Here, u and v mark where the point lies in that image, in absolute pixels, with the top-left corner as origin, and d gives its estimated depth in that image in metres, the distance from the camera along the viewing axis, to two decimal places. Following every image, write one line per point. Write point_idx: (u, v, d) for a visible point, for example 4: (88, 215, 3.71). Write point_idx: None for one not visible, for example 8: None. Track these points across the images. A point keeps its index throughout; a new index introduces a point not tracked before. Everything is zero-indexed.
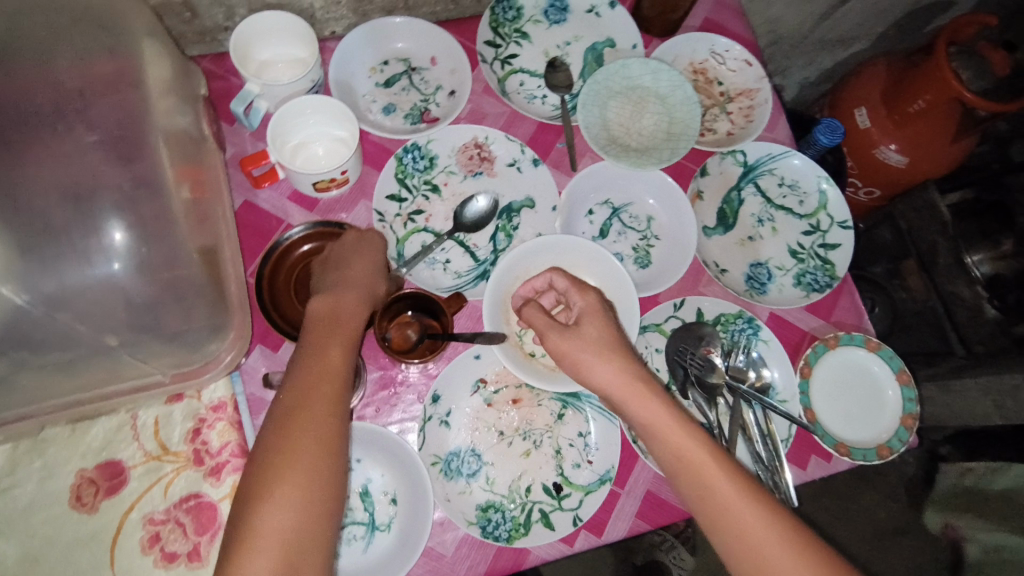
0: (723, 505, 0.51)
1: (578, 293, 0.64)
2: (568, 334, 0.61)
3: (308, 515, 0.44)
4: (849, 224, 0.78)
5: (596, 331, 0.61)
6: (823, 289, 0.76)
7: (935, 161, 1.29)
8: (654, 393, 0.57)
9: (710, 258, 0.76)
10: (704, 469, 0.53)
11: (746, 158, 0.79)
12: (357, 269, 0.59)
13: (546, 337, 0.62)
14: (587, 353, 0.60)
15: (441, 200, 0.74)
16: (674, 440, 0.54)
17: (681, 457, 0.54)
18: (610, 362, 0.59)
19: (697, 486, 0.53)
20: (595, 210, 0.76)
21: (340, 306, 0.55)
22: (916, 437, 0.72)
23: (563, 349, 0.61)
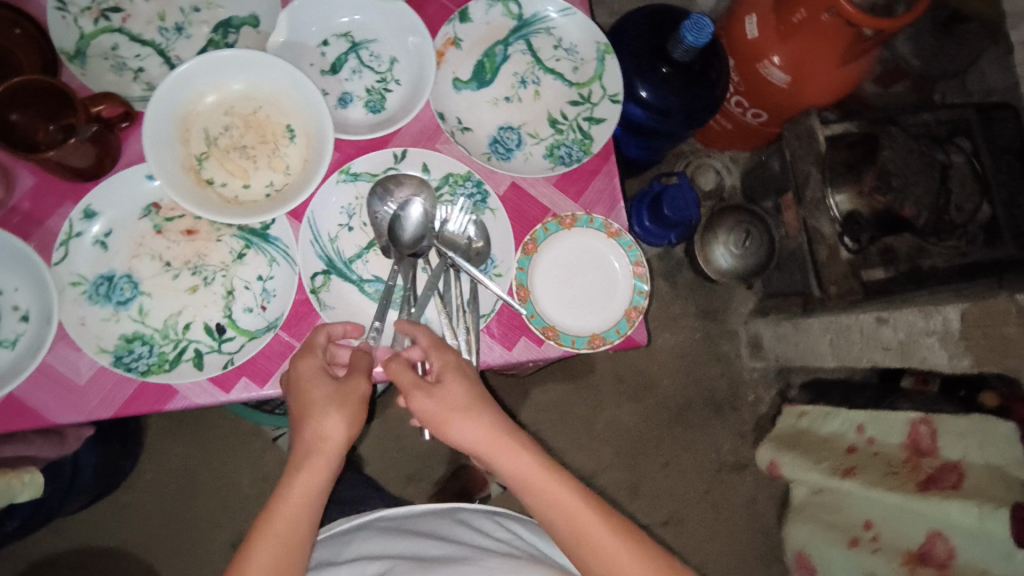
0: (575, 519, 0.58)
1: (434, 355, 0.60)
2: (433, 398, 0.58)
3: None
4: (619, 97, 0.71)
5: (461, 390, 0.59)
6: (572, 163, 0.69)
7: (821, 84, 1.19)
8: (513, 440, 0.60)
9: (453, 113, 0.69)
10: (553, 488, 0.59)
11: (520, 10, 0.71)
12: (319, 411, 0.58)
13: (408, 399, 0.59)
14: (448, 409, 0.58)
15: (147, 2, 0.65)
16: (527, 471, 0.59)
17: (525, 481, 0.59)
18: (471, 420, 0.59)
19: (547, 501, 0.58)
20: (329, 40, 0.67)
21: (315, 457, 0.58)
22: (640, 331, 0.68)
23: (425, 410, 0.59)
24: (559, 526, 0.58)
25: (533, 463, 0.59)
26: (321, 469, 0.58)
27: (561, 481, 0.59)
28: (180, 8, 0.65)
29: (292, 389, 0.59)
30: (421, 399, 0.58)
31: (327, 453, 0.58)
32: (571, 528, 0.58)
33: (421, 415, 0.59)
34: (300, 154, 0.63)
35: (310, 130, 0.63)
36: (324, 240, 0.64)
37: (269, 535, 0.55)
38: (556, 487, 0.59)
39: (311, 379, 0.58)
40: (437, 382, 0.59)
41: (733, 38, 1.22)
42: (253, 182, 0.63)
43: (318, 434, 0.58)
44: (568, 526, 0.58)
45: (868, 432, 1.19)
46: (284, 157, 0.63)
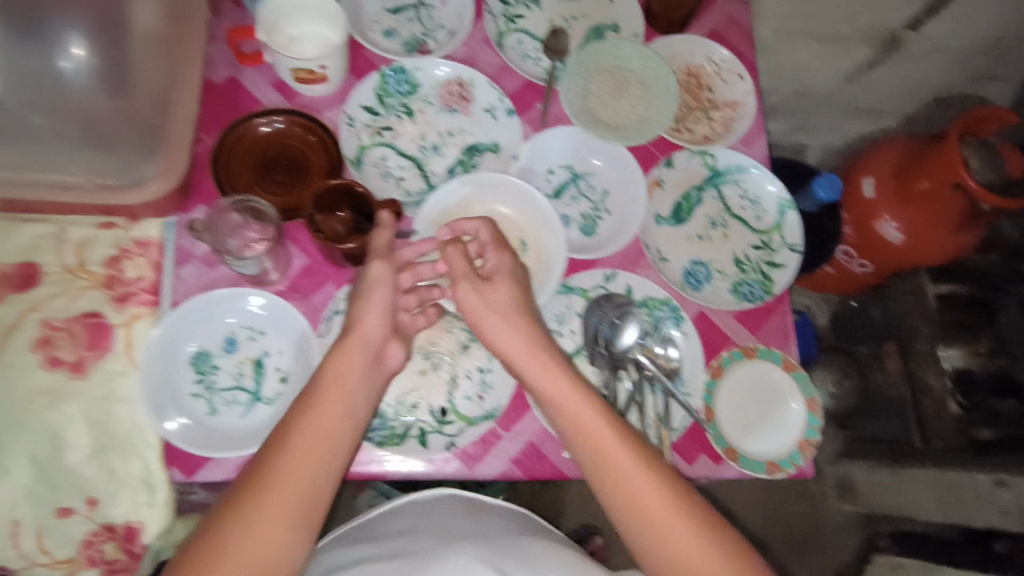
0: (595, 441, 0.55)
1: (493, 251, 0.68)
2: (477, 290, 0.65)
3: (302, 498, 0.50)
4: (799, 248, 0.79)
5: (508, 293, 0.65)
6: (755, 300, 0.77)
7: (933, 247, 1.27)
8: (545, 352, 0.61)
9: (654, 244, 0.78)
10: (575, 403, 0.58)
11: (715, 162, 0.81)
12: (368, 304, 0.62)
13: (457, 285, 0.66)
14: (485, 308, 0.64)
15: (413, 124, 0.77)
16: (551, 384, 0.59)
17: (552, 396, 0.59)
18: (509, 325, 0.63)
19: (571, 420, 0.57)
20: (555, 171, 0.78)
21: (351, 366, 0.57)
22: (810, 466, 0.72)
23: (469, 303, 0.65)
24: (578, 444, 0.57)
25: (556, 372, 0.60)
26: (353, 379, 0.57)
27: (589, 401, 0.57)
28: (438, 131, 0.78)
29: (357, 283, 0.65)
30: (467, 285, 0.65)
31: (368, 368, 0.58)
32: (589, 448, 0.56)
33: (466, 305, 0.65)
34: (529, 266, 0.72)
35: (542, 248, 0.72)
36: None
37: (308, 422, 0.53)
38: (580, 402, 0.58)
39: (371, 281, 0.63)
40: (483, 282, 0.65)
41: (849, 196, 1.34)
42: None
43: (354, 348, 0.59)
44: (584, 445, 0.56)
45: None
46: (516, 267, 0.72)
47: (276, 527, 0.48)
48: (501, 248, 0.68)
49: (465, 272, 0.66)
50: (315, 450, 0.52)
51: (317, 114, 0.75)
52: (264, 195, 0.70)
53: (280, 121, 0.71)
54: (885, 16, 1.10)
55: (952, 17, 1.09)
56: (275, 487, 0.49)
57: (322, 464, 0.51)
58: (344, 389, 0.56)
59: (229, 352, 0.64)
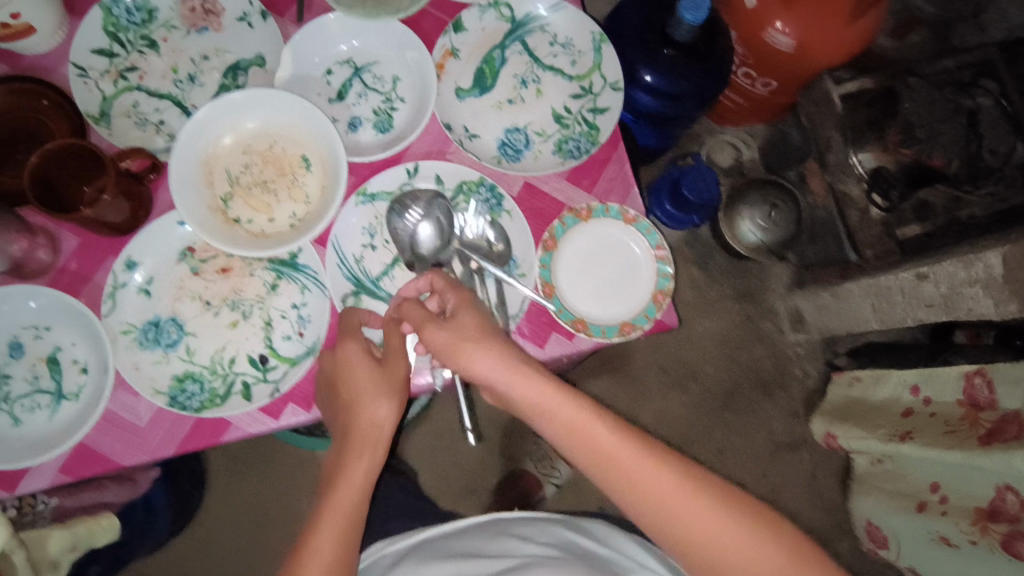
0: (615, 461, 0.57)
1: (450, 292, 0.63)
2: (443, 329, 0.60)
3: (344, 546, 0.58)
4: (620, 85, 0.71)
5: (474, 321, 0.61)
6: (581, 155, 0.70)
7: (832, 46, 1.17)
8: (550, 380, 0.59)
9: (460, 122, 0.70)
10: (587, 425, 0.58)
11: (512, 12, 0.72)
12: (372, 399, 0.60)
13: (420, 332, 0.60)
14: (460, 347, 0.59)
15: (159, 56, 0.67)
16: (555, 413, 0.59)
17: (566, 426, 0.58)
18: (496, 357, 0.59)
19: (590, 448, 0.58)
20: (333, 69, 0.69)
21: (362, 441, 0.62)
22: (668, 314, 0.68)
23: (439, 342, 0.60)
24: (609, 479, 0.58)
25: (546, 389, 0.59)
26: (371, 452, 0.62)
27: (587, 410, 0.59)
28: (190, 57, 0.68)
29: (328, 365, 0.62)
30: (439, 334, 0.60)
31: (379, 434, 0.62)
32: (617, 474, 0.57)
33: (435, 346, 0.60)
34: (318, 182, 0.65)
35: (326, 160, 0.64)
36: (350, 261, 0.66)
37: (336, 504, 0.60)
38: (593, 424, 0.58)
39: (351, 360, 0.60)
40: (464, 342, 0.59)
41: (735, 13, 1.21)
42: (277, 215, 0.64)
43: (367, 419, 0.61)
44: (609, 468, 0.58)
45: (922, 392, 1.15)
46: (303, 187, 0.65)
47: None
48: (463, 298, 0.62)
49: (424, 316, 0.61)
50: (338, 525, 0.59)
51: (48, 74, 0.66)
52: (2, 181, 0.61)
53: None
54: None
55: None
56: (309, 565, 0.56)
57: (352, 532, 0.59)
58: (360, 450, 0.62)
59: (18, 357, 0.60)
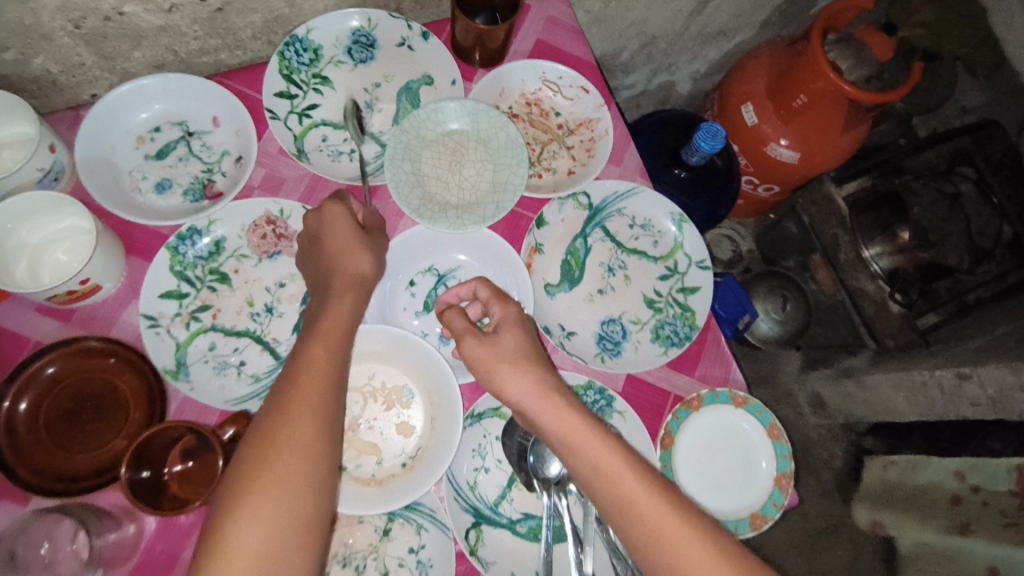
0: (642, 517, 0.48)
1: (497, 305, 0.60)
2: (482, 342, 0.57)
3: (273, 530, 0.43)
4: (707, 263, 0.70)
5: (515, 342, 0.57)
6: (682, 342, 0.68)
7: (828, 154, 1.22)
8: (596, 428, 0.52)
9: (556, 321, 0.67)
10: (617, 472, 0.49)
11: (590, 200, 0.71)
12: (343, 247, 0.58)
13: (461, 346, 0.58)
14: (497, 361, 0.56)
15: (231, 291, 0.63)
16: (572, 441, 0.52)
17: (568, 445, 0.51)
18: (527, 376, 0.55)
19: (591, 470, 0.50)
20: (417, 280, 0.66)
21: (309, 373, 0.49)
22: (795, 496, 0.66)
23: (474, 357, 0.57)
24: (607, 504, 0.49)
25: (587, 429, 0.52)
26: (322, 383, 0.49)
27: (596, 432, 0.52)
28: (265, 286, 0.63)
29: (316, 247, 0.59)
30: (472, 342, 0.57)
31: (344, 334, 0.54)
32: (621, 512, 0.48)
33: (470, 359, 0.57)
34: (423, 411, 0.61)
35: (432, 389, 0.60)
36: (466, 490, 0.61)
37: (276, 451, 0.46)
38: (618, 464, 0.50)
39: (335, 220, 0.59)
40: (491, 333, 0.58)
41: (734, 129, 1.26)
42: (385, 455, 0.59)
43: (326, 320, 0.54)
44: (610, 501, 0.49)
45: (969, 480, 1.17)
46: (410, 419, 0.60)
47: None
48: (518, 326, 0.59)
49: (468, 327, 0.58)
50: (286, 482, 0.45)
51: (111, 324, 0.60)
52: (76, 460, 0.54)
53: (52, 364, 0.54)
54: None
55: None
56: (242, 524, 0.43)
57: (306, 500, 0.45)
58: (313, 390, 0.49)
59: None
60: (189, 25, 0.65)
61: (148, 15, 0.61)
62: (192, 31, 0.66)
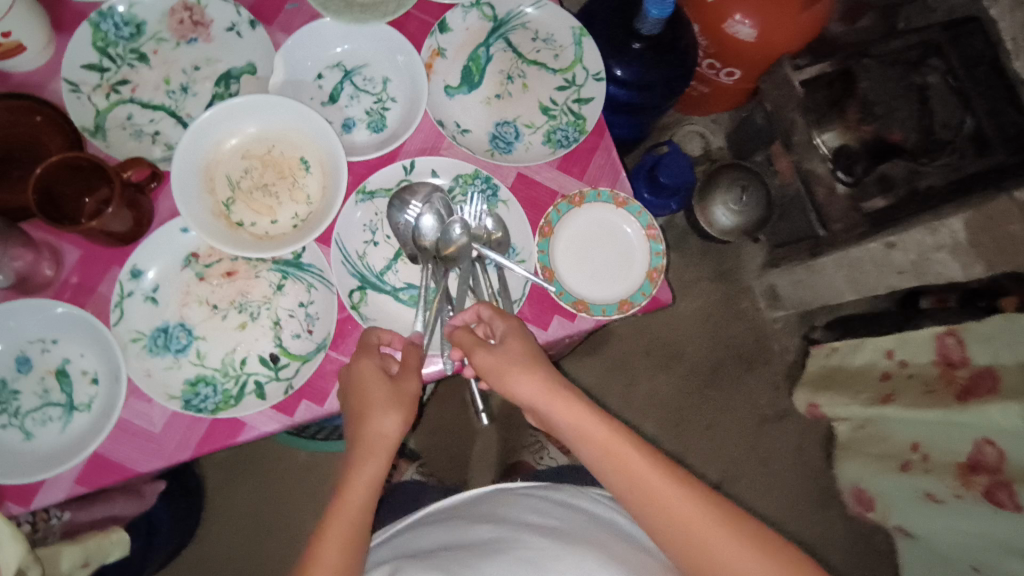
0: (640, 477, 0.59)
1: (499, 319, 0.65)
2: (493, 353, 0.62)
3: (356, 520, 0.59)
4: (602, 75, 0.74)
5: (521, 346, 0.63)
6: (570, 144, 0.72)
7: (787, 33, 1.21)
8: (569, 395, 0.63)
9: (451, 119, 0.72)
10: (624, 453, 0.60)
11: (495, 12, 0.74)
12: (379, 409, 0.61)
13: (472, 355, 0.63)
14: (507, 368, 0.62)
15: (150, 69, 0.69)
16: (580, 429, 0.62)
17: (583, 434, 0.62)
18: (560, 404, 0.62)
19: (602, 454, 0.61)
20: (324, 74, 0.71)
21: (367, 455, 0.62)
22: (663, 290, 0.71)
23: (486, 364, 0.62)
24: (615, 481, 0.61)
25: (586, 415, 0.62)
26: (376, 463, 0.62)
27: (606, 423, 0.62)
28: (182, 68, 0.69)
29: (349, 390, 0.62)
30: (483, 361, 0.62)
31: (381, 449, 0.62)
32: (629, 482, 0.60)
33: (485, 371, 0.62)
34: (318, 183, 0.67)
35: (325, 165, 0.66)
36: (355, 258, 0.67)
37: (336, 519, 0.59)
38: (625, 445, 0.61)
39: (368, 379, 0.61)
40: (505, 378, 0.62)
41: (696, 6, 1.25)
42: (279, 217, 0.66)
43: (375, 431, 0.61)
44: (619, 473, 0.60)
45: (898, 356, 1.21)
46: (304, 188, 0.67)
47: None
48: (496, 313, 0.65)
49: (475, 341, 0.62)
50: (339, 548, 0.57)
51: (40, 90, 0.66)
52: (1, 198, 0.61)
53: None
54: None
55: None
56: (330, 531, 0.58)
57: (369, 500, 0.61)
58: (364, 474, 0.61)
59: (25, 372, 0.60)
60: None
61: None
62: None
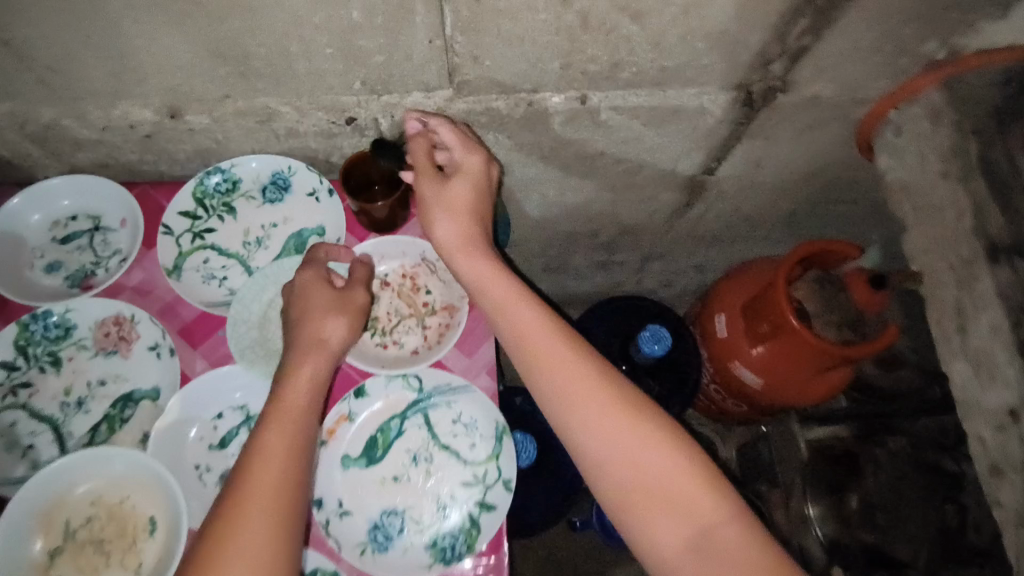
0: (699, 534, 0.53)
1: (459, 150, 0.70)
2: (437, 189, 0.68)
3: (279, 489, 0.54)
4: (512, 484, 0.67)
5: (466, 191, 0.69)
6: (452, 561, 0.64)
7: (796, 391, 1.12)
8: (611, 397, 0.57)
9: (335, 496, 0.67)
10: (668, 495, 0.54)
11: (420, 383, 0.71)
12: (319, 316, 0.66)
13: (424, 209, 0.68)
14: (467, 247, 0.67)
15: (57, 376, 0.69)
16: (597, 454, 0.56)
17: (593, 461, 0.56)
18: (454, 221, 0.68)
19: (620, 483, 0.55)
20: (225, 414, 0.68)
21: (279, 421, 0.58)
22: None
23: (448, 232, 0.68)
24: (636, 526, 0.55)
25: (579, 377, 0.58)
26: (312, 366, 0.63)
27: (620, 407, 0.57)
28: (88, 380, 0.69)
29: (293, 299, 0.68)
30: (429, 179, 0.68)
31: (326, 351, 0.64)
32: (668, 526, 0.54)
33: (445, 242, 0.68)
34: (157, 550, 0.61)
35: (169, 535, 0.60)
36: None
37: (276, 424, 0.58)
38: (652, 450, 0.55)
39: (313, 287, 0.68)
40: (444, 177, 0.69)
41: (705, 335, 1.21)
42: None
43: (317, 335, 0.65)
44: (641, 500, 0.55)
45: None
46: (141, 553, 0.61)
47: (263, 549, 0.51)
48: (471, 148, 0.70)
49: (430, 173, 0.69)
50: (282, 451, 0.56)
51: None
52: None
53: None
54: (672, 168, 0.95)
55: (766, 169, 0.97)
56: (247, 507, 0.52)
57: (290, 472, 0.55)
58: (275, 441, 0.57)
59: None
60: (124, 142, 0.77)
61: (79, 128, 0.74)
62: (128, 147, 0.78)
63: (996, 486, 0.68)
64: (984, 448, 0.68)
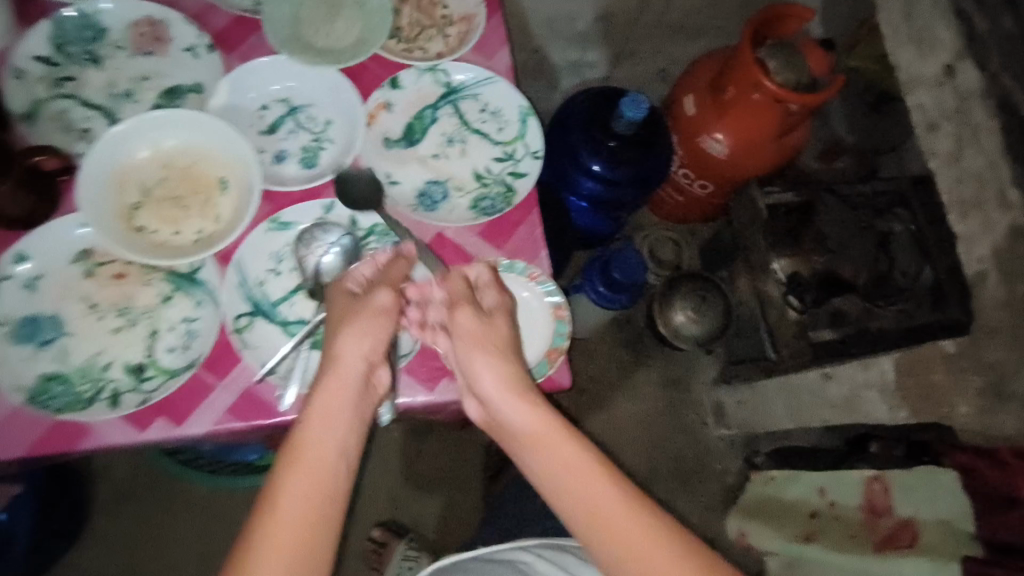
0: (610, 519, 0.54)
1: (493, 290, 0.67)
2: (475, 315, 0.64)
3: (324, 477, 0.53)
4: (540, 155, 0.76)
5: (503, 327, 0.65)
6: (495, 213, 0.73)
7: (756, 157, 1.26)
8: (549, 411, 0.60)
9: (383, 169, 0.73)
10: (579, 459, 0.57)
11: (448, 78, 0.77)
12: (348, 325, 0.62)
13: (454, 309, 0.65)
14: (475, 345, 0.63)
15: (99, 71, 0.71)
16: (532, 426, 0.59)
17: (531, 437, 0.59)
18: (487, 347, 0.63)
19: (555, 480, 0.57)
20: (270, 105, 0.73)
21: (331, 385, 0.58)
22: (564, 372, 0.69)
23: (463, 323, 0.64)
24: (560, 493, 0.57)
25: (507, 359, 0.63)
26: (354, 347, 0.61)
27: (559, 431, 0.59)
28: (130, 76, 0.71)
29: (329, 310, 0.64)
30: (467, 318, 0.63)
31: (366, 341, 0.61)
32: (585, 506, 0.55)
33: (460, 331, 0.64)
34: (231, 203, 0.67)
35: (241, 185, 0.67)
36: (252, 283, 0.67)
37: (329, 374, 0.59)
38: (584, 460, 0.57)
39: (340, 301, 0.64)
40: (481, 314, 0.64)
41: (676, 118, 1.32)
42: (182, 229, 0.66)
43: (360, 308, 0.63)
44: (578, 518, 0.55)
45: (829, 497, 1.03)
46: (216, 205, 0.67)
47: (316, 506, 0.52)
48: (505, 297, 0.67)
49: (465, 302, 0.65)
50: (334, 426, 0.57)
51: None
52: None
53: None
54: None
55: None
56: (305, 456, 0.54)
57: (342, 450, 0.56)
58: (309, 455, 0.54)
59: None
60: None
61: None
62: None
63: (933, 139, 0.85)
64: (923, 109, 0.86)
